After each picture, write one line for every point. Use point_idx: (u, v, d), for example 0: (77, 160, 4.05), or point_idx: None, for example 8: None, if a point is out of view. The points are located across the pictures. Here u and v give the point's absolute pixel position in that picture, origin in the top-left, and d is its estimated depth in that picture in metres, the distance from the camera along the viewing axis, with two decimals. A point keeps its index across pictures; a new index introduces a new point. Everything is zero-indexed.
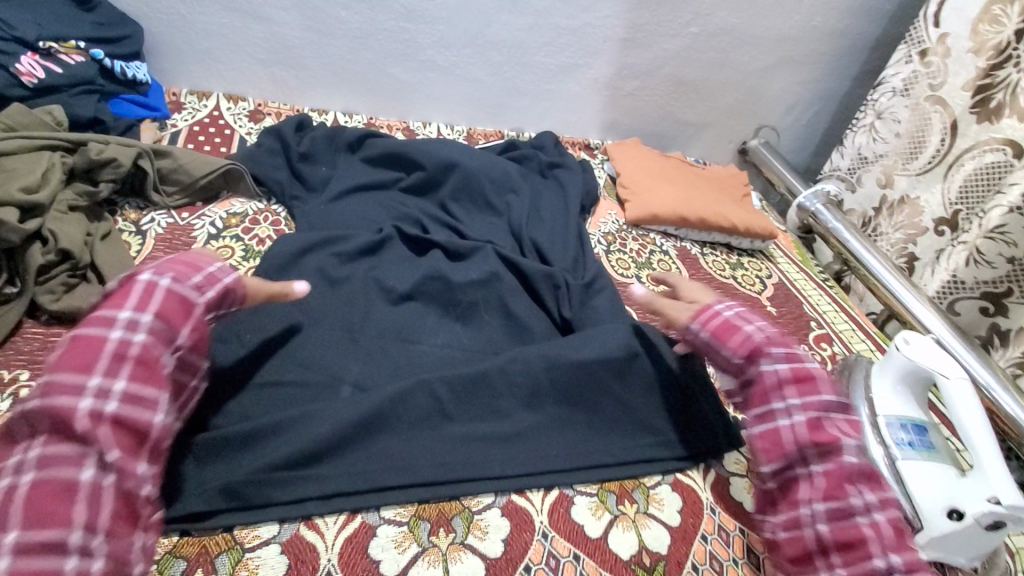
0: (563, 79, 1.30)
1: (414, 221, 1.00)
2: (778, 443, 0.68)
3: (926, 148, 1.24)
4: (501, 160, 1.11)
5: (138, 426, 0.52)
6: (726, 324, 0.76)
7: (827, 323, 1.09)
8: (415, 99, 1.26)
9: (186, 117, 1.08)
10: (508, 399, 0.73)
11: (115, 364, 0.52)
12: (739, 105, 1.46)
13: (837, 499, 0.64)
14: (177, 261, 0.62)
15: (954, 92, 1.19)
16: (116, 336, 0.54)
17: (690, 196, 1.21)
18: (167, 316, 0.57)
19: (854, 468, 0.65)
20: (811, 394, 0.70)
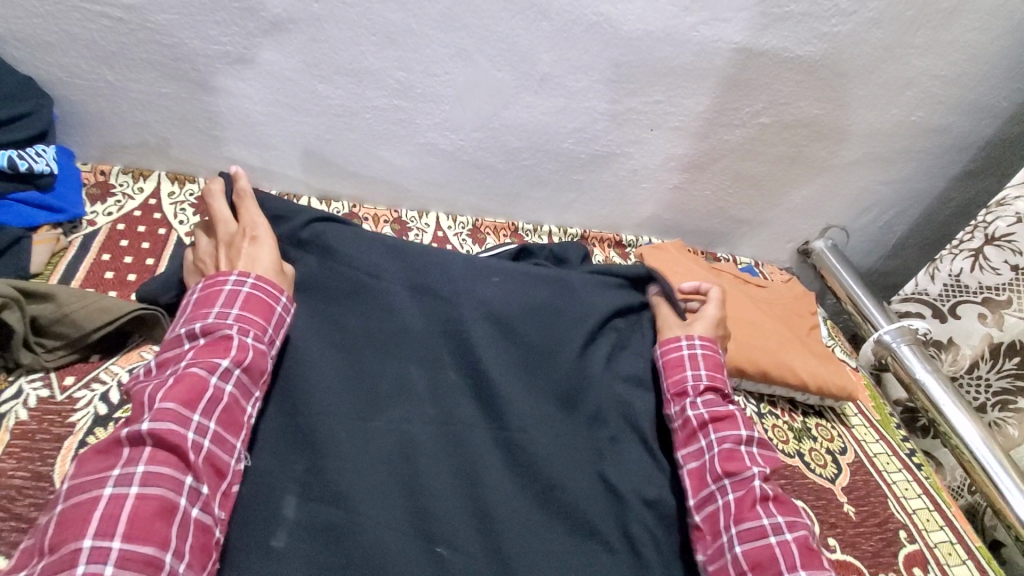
0: (595, 170, 1.05)
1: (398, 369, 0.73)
2: (701, 477, 0.73)
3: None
4: (513, 286, 0.84)
5: (219, 464, 0.58)
6: (677, 360, 0.82)
7: (920, 534, 0.84)
8: (409, 185, 1.01)
9: (110, 210, 0.84)
10: None
11: (213, 407, 0.58)
12: (806, 203, 1.20)
13: (749, 519, 0.67)
14: (251, 300, 0.66)
15: None
16: (213, 382, 0.60)
17: (751, 336, 0.95)
18: (252, 371, 0.63)
19: (762, 490, 0.70)
20: (728, 429, 0.75)
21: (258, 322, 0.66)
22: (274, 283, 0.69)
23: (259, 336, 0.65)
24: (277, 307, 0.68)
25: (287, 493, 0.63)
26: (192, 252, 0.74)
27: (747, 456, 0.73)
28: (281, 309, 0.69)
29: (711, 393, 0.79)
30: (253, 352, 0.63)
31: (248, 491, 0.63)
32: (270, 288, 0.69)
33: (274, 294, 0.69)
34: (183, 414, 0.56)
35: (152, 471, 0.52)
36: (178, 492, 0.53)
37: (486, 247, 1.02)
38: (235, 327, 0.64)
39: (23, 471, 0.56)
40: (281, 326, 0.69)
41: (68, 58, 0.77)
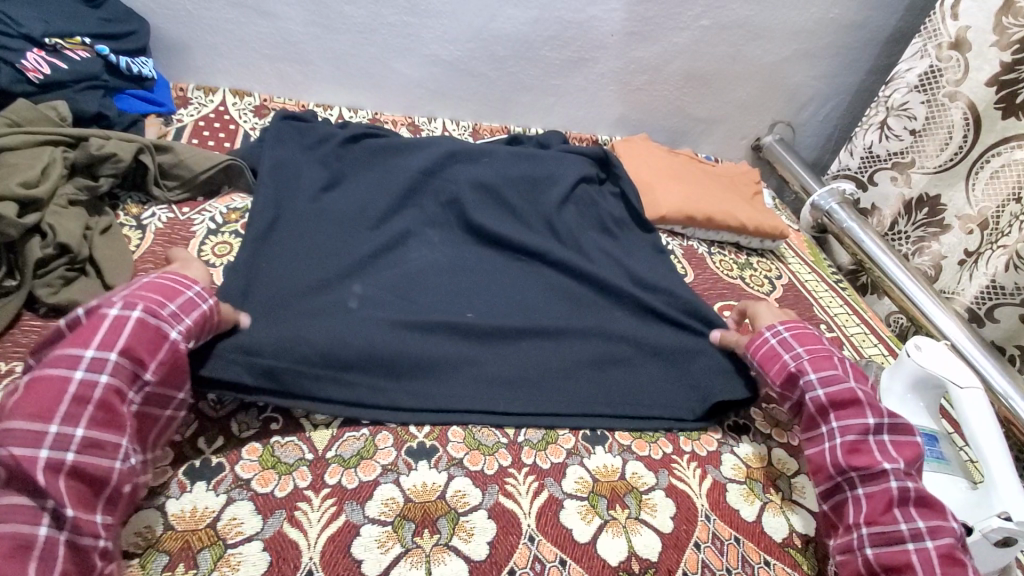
0: (570, 74, 1.28)
1: (419, 205, 0.99)
2: (823, 466, 0.71)
3: (947, 145, 1.20)
4: (503, 158, 1.06)
5: (99, 476, 0.52)
6: (771, 351, 0.79)
7: (839, 327, 1.06)
8: (421, 94, 1.25)
9: (192, 113, 1.08)
10: (489, 387, 0.75)
11: (78, 409, 0.52)
12: (753, 100, 1.42)
13: (882, 523, 0.64)
14: (150, 285, 0.61)
15: (975, 87, 1.14)
16: (76, 379, 0.53)
17: (699, 193, 1.18)
18: (133, 357, 0.56)
19: (899, 490, 0.65)
20: (851, 417, 0.71)
21: (146, 304, 0.58)
22: (173, 274, 0.64)
23: (154, 311, 0.59)
24: (179, 291, 0.62)
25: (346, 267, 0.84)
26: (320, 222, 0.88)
27: (878, 447, 0.69)
28: (192, 294, 0.63)
29: (826, 374, 0.74)
30: (133, 333, 0.57)
31: (311, 260, 0.84)
32: (176, 278, 0.64)
33: (177, 279, 0.63)
34: (35, 429, 0.50)
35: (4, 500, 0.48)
36: (33, 519, 0.48)
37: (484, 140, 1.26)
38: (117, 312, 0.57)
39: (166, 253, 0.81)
40: (190, 306, 0.62)
41: None
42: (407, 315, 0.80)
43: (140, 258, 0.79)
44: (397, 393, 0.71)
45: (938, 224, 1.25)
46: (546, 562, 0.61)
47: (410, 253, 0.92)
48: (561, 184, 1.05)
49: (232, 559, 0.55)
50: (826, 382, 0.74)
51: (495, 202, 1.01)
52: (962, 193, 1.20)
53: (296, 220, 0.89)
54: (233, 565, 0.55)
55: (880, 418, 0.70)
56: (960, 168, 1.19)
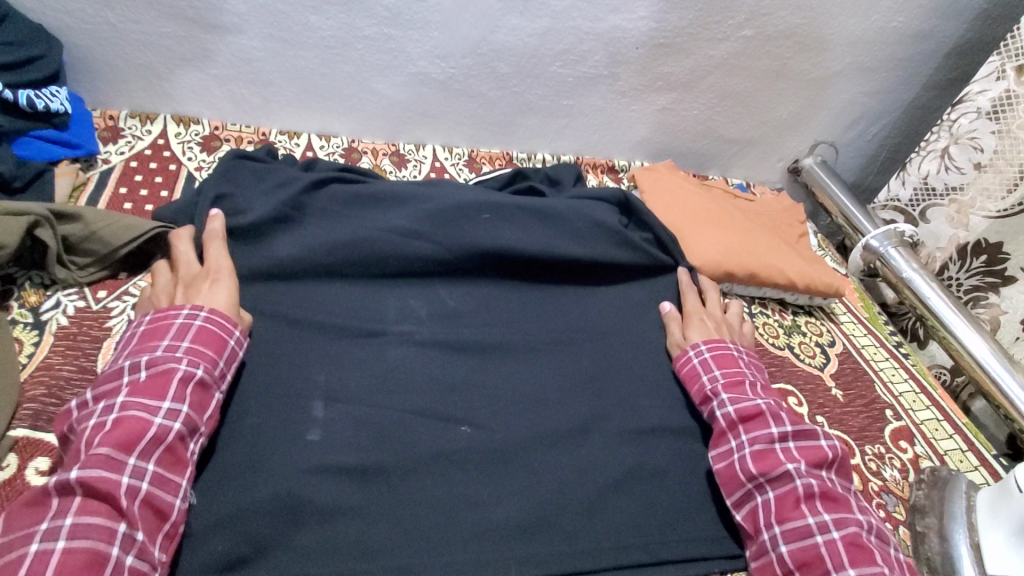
0: (584, 93, 1.08)
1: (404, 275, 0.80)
2: (732, 476, 0.68)
3: (1018, 187, 1.00)
4: (511, 215, 0.86)
5: (164, 508, 0.51)
6: (692, 370, 0.78)
7: (906, 411, 0.89)
8: (406, 118, 1.05)
9: (123, 149, 0.89)
10: (493, 545, 0.59)
11: (152, 446, 0.52)
12: (795, 119, 1.22)
13: (794, 519, 0.63)
14: (201, 330, 0.61)
15: None
16: (155, 421, 0.53)
17: (738, 241, 0.99)
18: (198, 405, 0.57)
19: (805, 487, 0.64)
20: (759, 428, 0.70)
21: (206, 356, 0.60)
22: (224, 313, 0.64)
23: (209, 369, 0.60)
24: (230, 340, 0.63)
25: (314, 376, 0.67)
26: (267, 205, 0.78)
27: (785, 453, 0.68)
28: (235, 342, 0.64)
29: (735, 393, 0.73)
30: (198, 386, 0.58)
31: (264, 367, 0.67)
32: (223, 321, 0.63)
33: (227, 326, 0.63)
34: (116, 458, 0.50)
35: (80, 523, 0.46)
36: (109, 543, 0.47)
37: (481, 174, 1.06)
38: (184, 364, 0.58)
39: (69, 365, 0.62)
40: (232, 361, 0.63)
41: (72, 2, 0.81)
42: (390, 446, 0.63)
43: (31, 375, 0.60)
44: (376, 575, 0.55)
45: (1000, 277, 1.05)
46: None
47: (397, 343, 0.74)
48: (581, 247, 0.87)
49: None
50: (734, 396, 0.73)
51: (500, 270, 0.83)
52: None
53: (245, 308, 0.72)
54: None
55: (783, 426, 0.69)
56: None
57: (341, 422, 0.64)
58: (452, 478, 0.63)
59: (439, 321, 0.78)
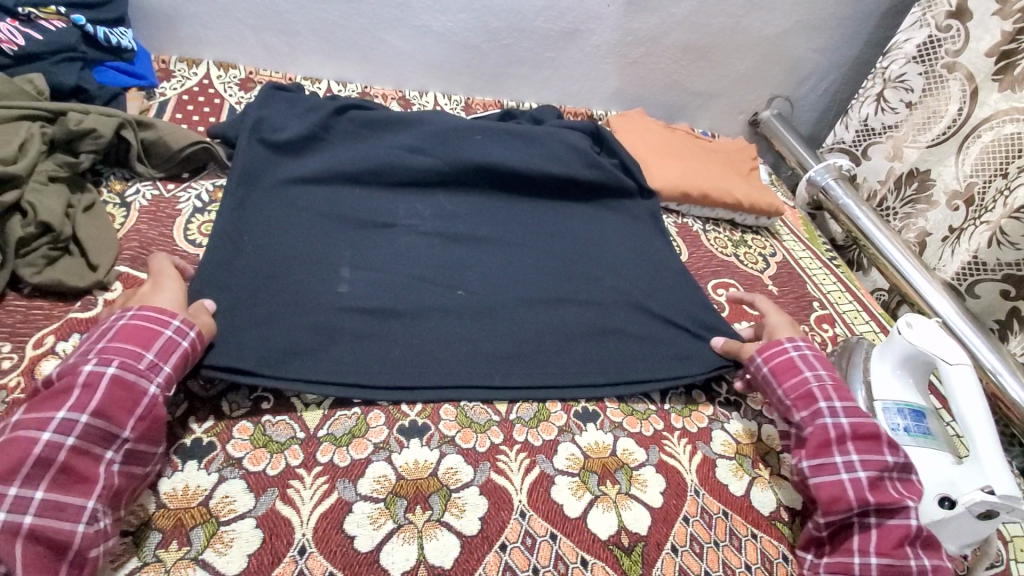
0: (565, 46, 1.25)
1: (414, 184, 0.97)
2: (837, 496, 0.65)
3: (942, 118, 1.15)
4: (498, 139, 1.05)
5: (61, 540, 0.48)
6: (788, 363, 0.76)
7: (831, 304, 1.06)
8: (412, 67, 1.22)
9: (175, 86, 1.05)
10: (484, 367, 0.76)
11: (40, 468, 0.49)
12: (752, 73, 1.39)
13: (894, 556, 0.62)
14: (124, 326, 0.58)
15: (975, 58, 1.10)
16: (42, 437, 0.50)
17: (694, 169, 1.16)
18: (109, 410, 0.53)
19: (916, 529, 0.63)
20: (871, 450, 0.68)
21: (122, 353, 0.56)
22: (158, 307, 0.61)
23: (129, 365, 0.56)
24: (162, 331, 0.60)
25: (342, 250, 0.84)
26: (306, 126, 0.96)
27: (893, 484, 0.66)
28: (173, 332, 0.60)
29: (846, 401, 0.71)
30: (116, 386, 0.54)
31: (301, 240, 0.83)
32: (155, 315, 0.60)
33: (162, 318, 0.60)
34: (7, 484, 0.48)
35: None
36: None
37: (476, 114, 1.22)
38: (91, 364, 0.54)
39: (153, 230, 0.80)
40: (172, 353, 0.60)
41: None
42: (401, 298, 0.80)
43: (124, 236, 0.78)
44: (394, 377, 0.71)
45: (926, 200, 1.19)
46: (536, 537, 0.62)
47: (407, 230, 0.91)
48: (558, 166, 1.04)
49: (225, 536, 0.56)
50: (847, 407, 0.71)
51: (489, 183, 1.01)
52: (952, 168, 1.15)
53: (280, 197, 0.88)
54: (226, 542, 0.55)
55: (897, 455, 0.67)
56: (952, 144, 1.14)
57: (364, 282, 0.81)
58: (450, 322, 0.80)
59: (441, 218, 0.95)
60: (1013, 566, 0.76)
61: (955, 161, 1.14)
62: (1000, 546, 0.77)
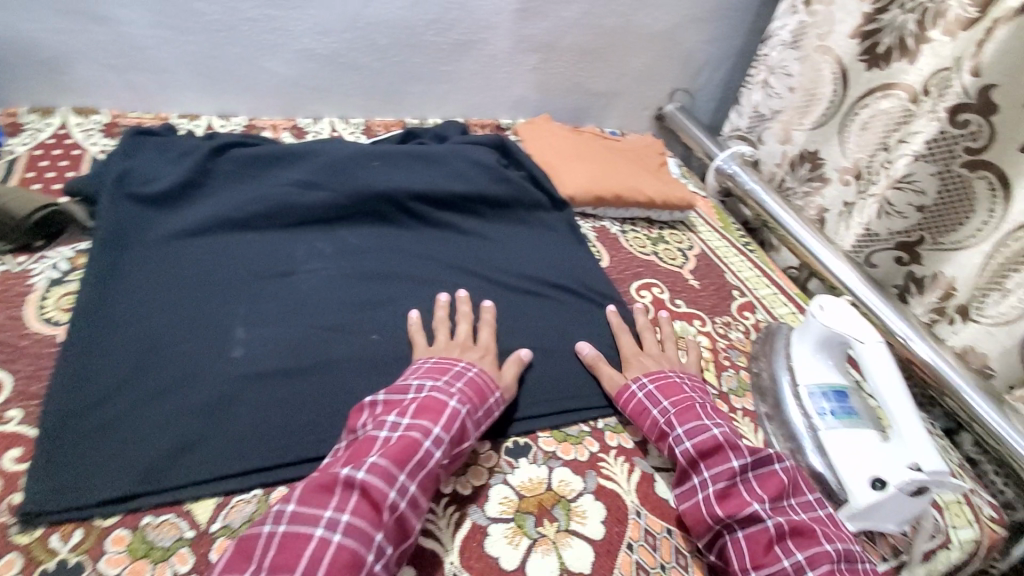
0: (461, 58, 1.21)
1: (310, 221, 0.91)
2: (699, 519, 0.66)
3: (820, 100, 1.20)
4: (397, 162, 0.99)
5: (409, 529, 0.57)
6: (671, 384, 0.77)
7: (749, 289, 1.08)
8: (301, 94, 1.15)
9: (26, 141, 0.94)
10: None
11: (417, 470, 0.59)
12: (650, 70, 1.41)
13: (767, 564, 0.61)
14: (475, 380, 0.70)
15: (840, 40, 1.15)
16: (426, 445, 0.61)
17: (605, 171, 1.16)
18: (397, 455, 0.59)
19: (776, 527, 0.62)
20: (720, 462, 0.68)
21: (432, 406, 0.65)
22: (494, 377, 0.73)
23: (456, 414, 0.65)
24: (491, 397, 0.71)
25: (237, 306, 0.76)
26: (180, 171, 0.87)
27: (746, 487, 0.66)
28: (494, 401, 0.71)
29: (688, 424, 0.71)
30: (460, 424, 0.65)
31: (185, 302, 0.75)
32: (489, 380, 0.72)
33: (488, 384, 0.71)
34: (391, 471, 0.58)
35: (354, 520, 0.54)
36: (368, 548, 0.53)
37: (377, 137, 1.16)
38: (395, 416, 0.63)
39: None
40: (489, 414, 0.70)
41: None
42: (306, 354, 0.73)
43: None
44: (305, 445, 0.65)
45: (819, 177, 1.24)
46: None
47: (309, 273, 0.84)
48: (463, 184, 1.01)
49: None
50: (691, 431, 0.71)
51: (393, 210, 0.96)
52: (837, 148, 1.20)
53: (155, 255, 0.79)
54: None
55: (743, 458, 0.68)
56: (835, 122, 1.19)
57: (262, 340, 0.73)
58: (363, 371, 0.73)
59: (345, 257, 0.88)
60: (952, 532, 0.76)
61: (839, 139, 1.19)
62: (937, 514, 0.77)
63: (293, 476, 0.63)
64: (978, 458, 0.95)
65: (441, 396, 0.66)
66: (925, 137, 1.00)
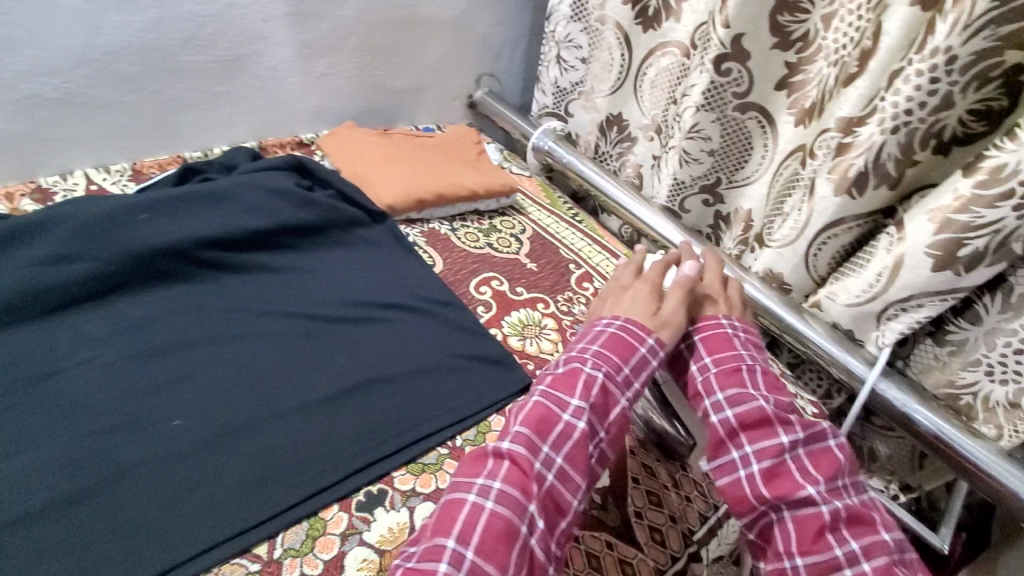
0: (234, 75, 1.07)
1: (69, 304, 0.75)
2: (741, 498, 0.63)
3: (612, 67, 1.26)
4: (172, 209, 0.85)
5: (563, 502, 0.58)
6: (721, 335, 0.72)
7: (584, 260, 1.11)
8: (33, 147, 0.94)
9: None
10: (229, 507, 0.60)
11: (560, 439, 0.59)
12: (450, 59, 1.38)
13: (817, 552, 0.57)
14: (616, 338, 0.67)
15: (612, 7, 1.19)
16: (563, 417, 0.61)
17: (422, 172, 1.11)
18: (529, 452, 0.58)
19: (831, 514, 0.58)
20: (763, 438, 0.63)
21: (564, 380, 0.64)
22: (640, 327, 0.70)
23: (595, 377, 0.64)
24: (640, 347, 0.68)
25: None
26: None
27: (796, 465, 0.62)
28: (644, 350, 0.68)
29: (731, 391, 0.66)
30: (600, 389, 0.64)
31: None
32: (636, 329, 0.69)
33: (637, 336, 0.69)
34: (534, 440, 0.59)
35: (506, 488, 0.55)
36: (518, 517, 0.54)
37: (150, 181, 0.99)
38: (539, 393, 0.63)
39: None
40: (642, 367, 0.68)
41: None
42: (87, 472, 0.60)
43: None
44: None
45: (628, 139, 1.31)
46: None
47: (78, 368, 0.69)
48: (261, 218, 0.89)
49: None
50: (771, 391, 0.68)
51: (179, 266, 0.82)
52: (637, 108, 1.28)
53: None
54: None
55: (792, 434, 0.63)
56: (628, 85, 1.26)
57: (22, 472, 0.59)
58: (169, 468, 0.62)
59: (123, 336, 0.73)
60: None
61: (636, 101, 1.27)
62: None
63: None
64: (796, 362, 1.07)
65: (577, 367, 0.65)
66: (700, 89, 1.06)
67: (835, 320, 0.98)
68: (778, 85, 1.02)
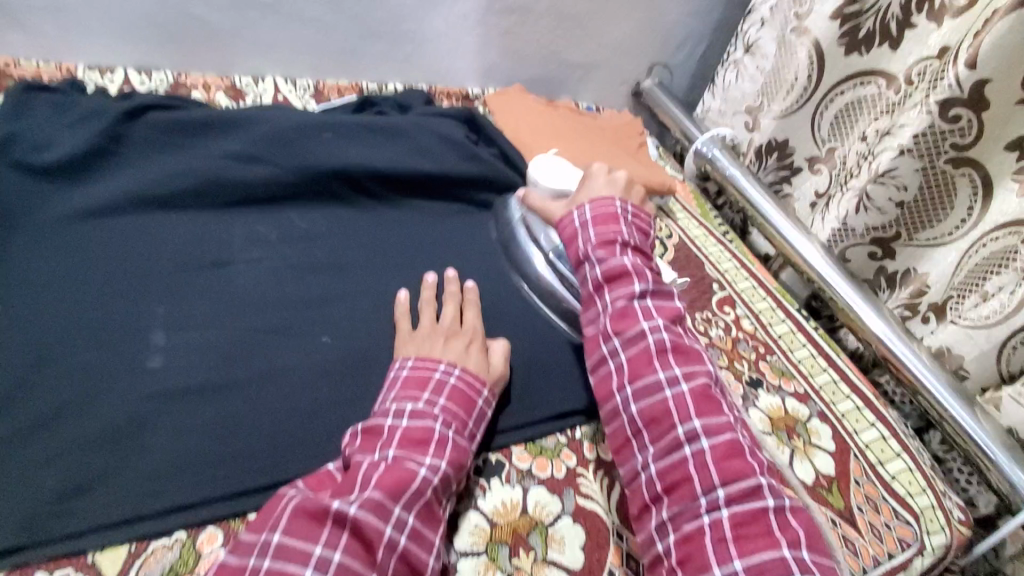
0: (426, 16, 1.08)
1: (247, 201, 0.77)
2: (595, 337, 0.65)
3: (793, 86, 1.14)
4: (352, 133, 0.85)
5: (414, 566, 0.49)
6: (608, 213, 0.70)
7: (728, 283, 1.02)
8: (239, 47, 0.99)
9: None
10: None
11: (414, 501, 0.50)
12: (630, 41, 1.32)
13: (644, 377, 0.61)
14: (457, 390, 0.60)
15: (818, 20, 1.07)
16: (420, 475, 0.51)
17: (581, 150, 1.07)
18: (371, 520, 0.47)
19: (657, 343, 0.62)
20: (623, 287, 0.65)
21: (412, 439, 0.54)
22: (478, 375, 0.63)
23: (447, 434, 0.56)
24: (479, 400, 0.61)
25: (155, 302, 0.64)
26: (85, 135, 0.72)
27: (642, 308, 0.64)
28: (483, 402, 0.62)
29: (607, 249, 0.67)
30: (453, 447, 0.56)
31: (87, 301, 0.62)
32: (474, 380, 0.62)
33: (478, 386, 0.62)
34: (385, 502, 0.48)
35: (347, 561, 0.45)
36: None
37: (327, 103, 1.03)
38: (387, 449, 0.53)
39: None
40: (479, 424, 0.61)
41: None
42: (240, 364, 0.62)
43: None
44: (235, 474, 0.55)
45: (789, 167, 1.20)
46: None
47: (247, 263, 0.72)
48: (429, 160, 0.88)
49: None
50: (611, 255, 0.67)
51: (346, 189, 0.83)
52: (807, 134, 1.16)
53: (53, 242, 0.65)
54: None
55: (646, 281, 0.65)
56: (806, 111, 1.14)
57: (184, 348, 0.61)
58: (312, 381, 0.63)
59: (290, 244, 0.76)
60: (928, 539, 0.74)
61: (812, 123, 1.14)
62: (911, 520, 0.75)
63: (216, 515, 0.53)
64: (945, 457, 0.96)
65: (427, 420, 0.56)
66: (913, 130, 0.93)
67: (1011, 425, 0.87)
68: (1011, 145, 0.86)
